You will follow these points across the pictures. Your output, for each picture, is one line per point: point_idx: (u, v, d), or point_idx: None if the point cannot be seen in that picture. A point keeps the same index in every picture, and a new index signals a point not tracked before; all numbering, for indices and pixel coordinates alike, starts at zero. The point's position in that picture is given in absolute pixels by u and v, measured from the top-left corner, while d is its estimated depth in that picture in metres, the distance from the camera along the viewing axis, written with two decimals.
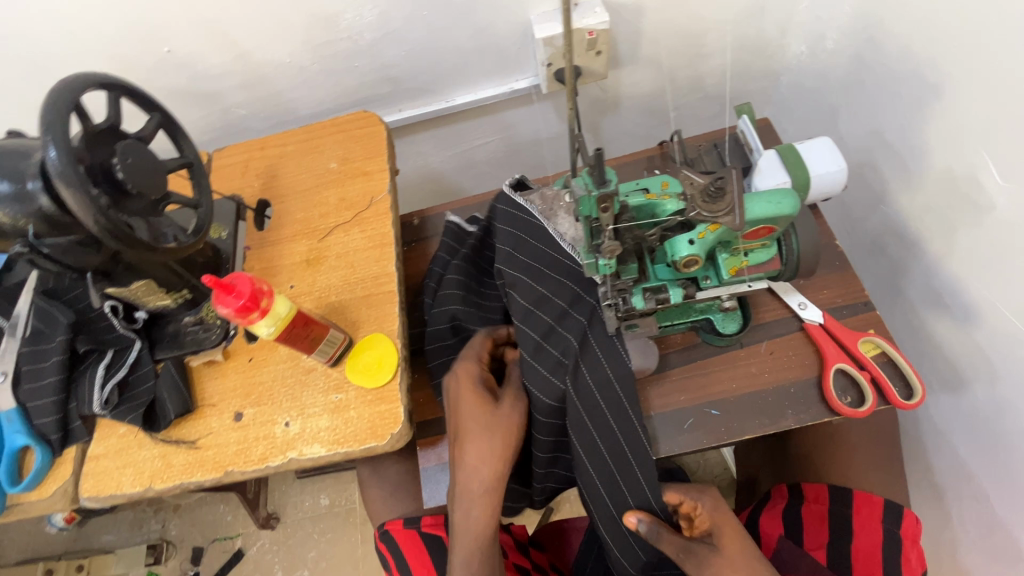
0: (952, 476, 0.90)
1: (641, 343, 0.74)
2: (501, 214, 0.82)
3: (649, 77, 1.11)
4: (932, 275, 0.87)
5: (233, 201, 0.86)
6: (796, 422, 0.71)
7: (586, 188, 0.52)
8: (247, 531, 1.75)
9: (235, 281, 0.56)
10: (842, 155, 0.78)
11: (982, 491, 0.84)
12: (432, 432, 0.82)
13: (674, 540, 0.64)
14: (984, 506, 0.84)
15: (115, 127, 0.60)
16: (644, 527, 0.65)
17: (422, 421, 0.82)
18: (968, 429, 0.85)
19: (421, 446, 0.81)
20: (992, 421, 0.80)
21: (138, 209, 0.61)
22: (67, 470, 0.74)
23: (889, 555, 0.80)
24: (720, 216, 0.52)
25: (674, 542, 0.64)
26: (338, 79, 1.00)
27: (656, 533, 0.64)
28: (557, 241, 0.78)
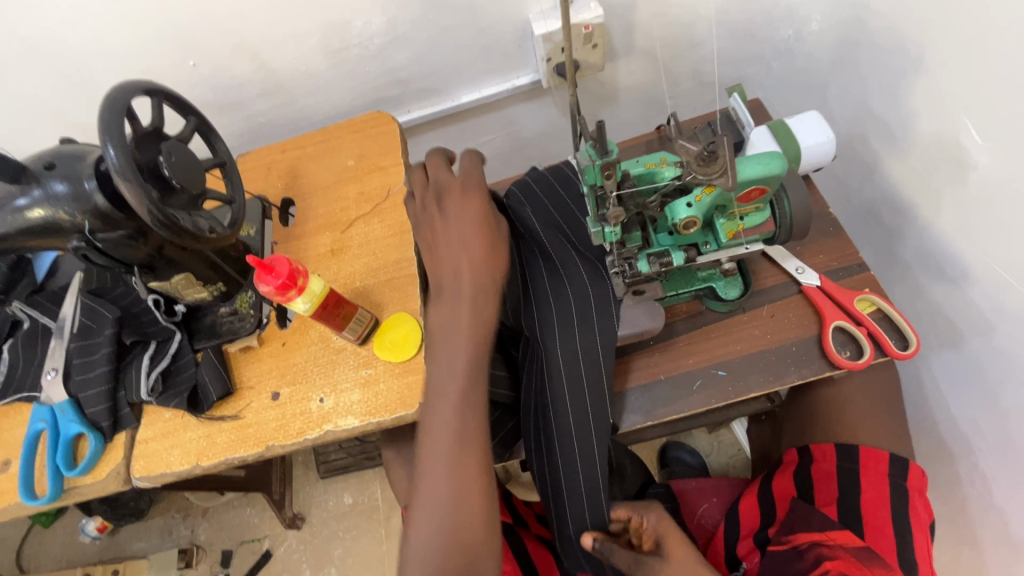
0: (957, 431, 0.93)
1: (646, 306, 0.77)
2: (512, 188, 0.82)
3: (644, 68, 1.16)
4: (924, 238, 0.91)
5: (259, 201, 0.92)
6: (799, 377, 0.75)
7: (590, 158, 0.57)
8: (274, 531, 1.80)
9: (274, 262, 0.62)
10: (830, 127, 0.83)
11: (986, 441, 0.87)
12: None
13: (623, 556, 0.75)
14: (989, 456, 0.87)
15: (159, 130, 0.66)
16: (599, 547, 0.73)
17: None
18: (969, 383, 0.89)
19: None
20: (991, 371, 0.84)
21: (181, 203, 0.67)
22: (118, 454, 0.79)
23: (900, 507, 0.83)
24: (715, 177, 0.56)
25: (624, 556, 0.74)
26: (351, 84, 1.06)
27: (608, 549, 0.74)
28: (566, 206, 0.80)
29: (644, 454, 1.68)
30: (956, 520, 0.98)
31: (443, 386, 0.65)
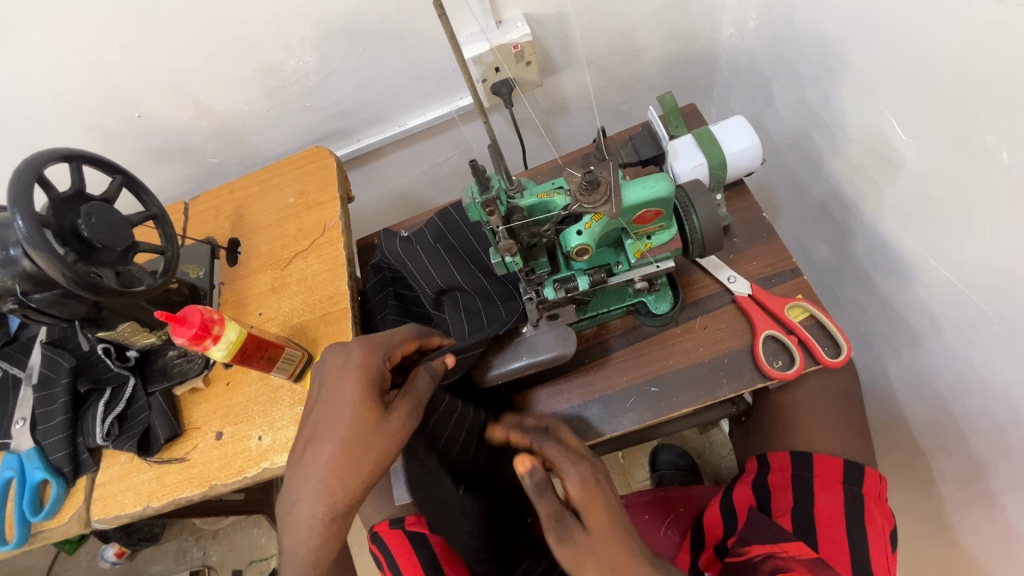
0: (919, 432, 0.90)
1: (558, 331, 0.76)
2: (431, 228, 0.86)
3: (589, 77, 1.16)
4: (871, 235, 0.89)
5: (207, 243, 0.94)
6: (732, 391, 0.74)
7: (472, 196, 0.57)
8: (279, 550, 1.85)
9: (187, 314, 0.64)
10: (754, 130, 0.82)
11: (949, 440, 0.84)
12: None
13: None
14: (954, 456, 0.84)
15: (81, 192, 0.69)
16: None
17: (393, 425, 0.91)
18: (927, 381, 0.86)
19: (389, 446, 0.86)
20: (945, 369, 0.81)
21: (107, 260, 0.70)
22: (80, 497, 0.83)
23: None
24: (598, 206, 0.56)
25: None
26: (296, 120, 1.09)
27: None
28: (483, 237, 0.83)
29: (636, 457, 1.65)
30: (931, 521, 0.95)
31: (332, 421, 0.61)
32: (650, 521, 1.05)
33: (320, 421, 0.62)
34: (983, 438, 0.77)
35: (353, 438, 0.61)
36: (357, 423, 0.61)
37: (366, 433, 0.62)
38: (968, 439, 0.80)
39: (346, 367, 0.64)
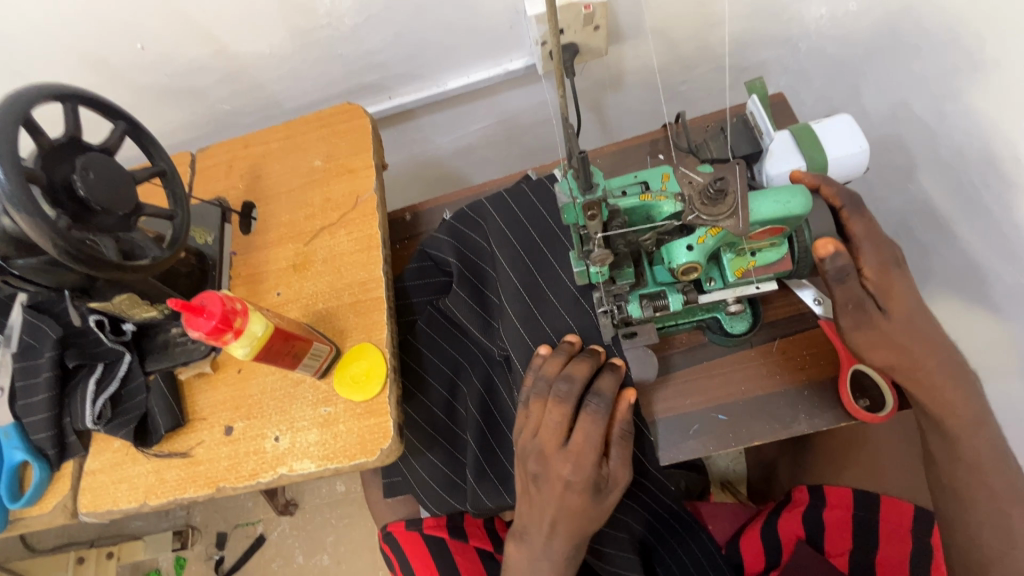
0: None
1: (639, 352, 0.68)
2: (502, 218, 0.76)
3: (654, 50, 1.03)
4: (961, 260, 0.80)
5: (218, 205, 0.82)
6: (810, 427, 0.67)
7: (571, 194, 0.48)
8: (267, 517, 1.75)
9: (205, 302, 0.54)
10: (863, 133, 0.71)
11: None
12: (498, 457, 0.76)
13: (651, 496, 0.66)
14: None
15: (76, 141, 0.57)
16: None
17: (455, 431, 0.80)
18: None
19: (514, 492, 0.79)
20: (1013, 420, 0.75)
21: (106, 225, 0.58)
22: (66, 484, 0.74)
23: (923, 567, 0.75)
24: (722, 219, 0.47)
25: None
26: (322, 69, 0.95)
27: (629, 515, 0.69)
28: (554, 230, 0.74)
29: None
30: None
31: (564, 514, 0.63)
32: None
33: (557, 514, 0.64)
34: None
35: (580, 526, 0.64)
36: (583, 513, 0.63)
37: (591, 520, 0.64)
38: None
39: (565, 482, 0.62)
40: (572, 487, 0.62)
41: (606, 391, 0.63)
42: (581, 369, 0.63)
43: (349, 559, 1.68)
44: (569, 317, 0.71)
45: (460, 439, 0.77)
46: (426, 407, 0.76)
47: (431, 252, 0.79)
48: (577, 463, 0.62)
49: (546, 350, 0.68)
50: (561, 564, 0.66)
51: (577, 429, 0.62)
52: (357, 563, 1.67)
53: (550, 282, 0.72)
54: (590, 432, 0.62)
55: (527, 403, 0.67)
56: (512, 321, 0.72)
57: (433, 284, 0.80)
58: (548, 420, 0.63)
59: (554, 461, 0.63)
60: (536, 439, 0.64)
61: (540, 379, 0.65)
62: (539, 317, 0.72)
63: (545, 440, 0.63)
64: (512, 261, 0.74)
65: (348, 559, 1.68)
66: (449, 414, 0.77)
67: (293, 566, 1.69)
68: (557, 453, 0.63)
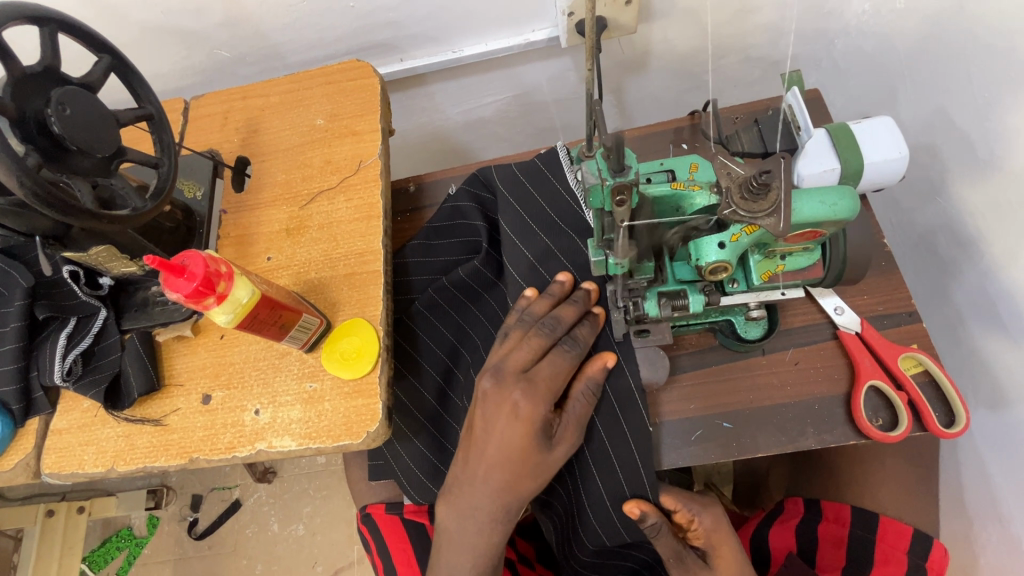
0: (959, 498, 0.82)
1: (650, 352, 0.64)
2: (510, 186, 0.71)
3: (684, 33, 0.97)
4: (985, 281, 0.77)
5: (208, 157, 0.77)
6: (817, 443, 0.64)
7: (599, 175, 0.43)
8: (243, 482, 1.72)
9: (186, 262, 0.49)
10: (904, 139, 0.67)
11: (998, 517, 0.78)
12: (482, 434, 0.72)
13: (669, 545, 0.65)
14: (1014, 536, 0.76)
15: (53, 71, 0.52)
16: (649, 519, 0.61)
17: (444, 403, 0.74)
18: (993, 452, 0.77)
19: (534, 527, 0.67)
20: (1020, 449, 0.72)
21: (82, 168, 0.53)
22: (29, 443, 0.69)
23: None
24: (760, 217, 0.43)
25: (669, 544, 0.64)
26: (331, 22, 0.89)
27: (657, 528, 0.63)
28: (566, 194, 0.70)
29: None
30: None
31: (503, 453, 0.57)
32: None
33: (495, 457, 0.58)
34: None
35: (516, 474, 0.58)
36: (527, 458, 0.57)
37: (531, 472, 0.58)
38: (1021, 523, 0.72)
39: (513, 404, 0.57)
40: (520, 411, 0.57)
41: (581, 338, 0.62)
42: (569, 312, 0.62)
43: (323, 531, 1.66)
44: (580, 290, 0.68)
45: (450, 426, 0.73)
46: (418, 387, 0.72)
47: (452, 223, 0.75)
48: (530, 388, 0.58)
49: (532, 292, 0.66)
50: (489, 522, 0.59)
51: (544, 362, 0.60)
52: (331, 535, 1.65)
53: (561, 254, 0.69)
54: (556, 369, 0.59)
55: (505, 336, 0.65)
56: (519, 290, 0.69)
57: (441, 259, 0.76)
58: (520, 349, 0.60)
59: (510, 382, 0.58)
60: (501, 362, 0.61)
61: (525, 315, 0.64)
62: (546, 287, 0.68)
63: (510, 363, 0.60)
64: (522, 231, 0.69)
65: (322, 531, 1.66)
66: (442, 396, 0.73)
67: (268, 534, 1.67)
68: (515, 376, 0.59)
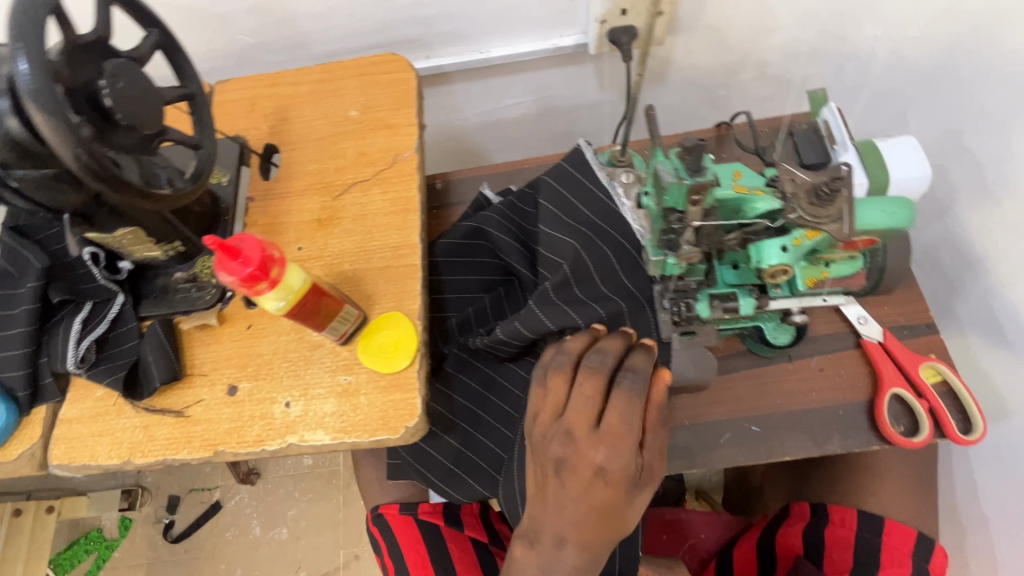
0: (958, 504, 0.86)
1: (696, 354, 0.61)
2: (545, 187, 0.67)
3: (706, 49, 1.00)
4: (992, 299, 0.81)
5: (236, 142, 0.76)
6: (842, 448, 0.66)
7: (677, 174, 0.43)
8: (225, 483, 1.66)
9: (241, 244, 0.47)
10: (927, 159, 0.70)
11: (995, 521, 0.81)
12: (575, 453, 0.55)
13: None
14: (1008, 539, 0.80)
15: (103, 42, 0.50)
16: None
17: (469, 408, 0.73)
18: (1000, 461, 0.80)
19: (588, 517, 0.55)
20: None
21: (126, 144, 0.51)
22: (35, 432, 0.65)
23: None
24: (824, 222, 0.45)
25: None
26: (362, 14, 0.88)
27: None
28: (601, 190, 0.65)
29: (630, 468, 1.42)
30: None
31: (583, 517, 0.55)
32: (668, 543, 1.00)
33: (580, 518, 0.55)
34: None
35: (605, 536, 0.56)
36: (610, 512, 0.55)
37: (591, 482, 0.54)
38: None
39: (594, 467, 0.54)
40: (605, 475, 0.54)
41: (641, 367, 0.57)
42: (615, 344, 0.59)
43: (308, 535, 1.61)
44: (622, 300, 0.63)
45: (493, 429, 0.71)
46: (461, 384, 0.72)
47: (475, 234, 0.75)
48: (613, 446, 0.54)
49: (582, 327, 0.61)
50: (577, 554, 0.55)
51: (611, 410, 0.56)
52: (317, 539, 1.60)
53: (599, 260, 0.64)
54: (625, 411, 0.55)
55: (545, 378, 0.61)
56: (547, 293, 0.63)
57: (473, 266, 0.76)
58: (578, 397, 0.57)
59: (585, 444, 0.55)
60: (562, 421, 0.58)
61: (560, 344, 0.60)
62: (585, 298, 0.63)
63: (576, 420, 0.56)
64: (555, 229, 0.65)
65: (307, 535, 1.61)
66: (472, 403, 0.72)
67: (249, 538, 1.61)
68: (587, 437, 0.56)
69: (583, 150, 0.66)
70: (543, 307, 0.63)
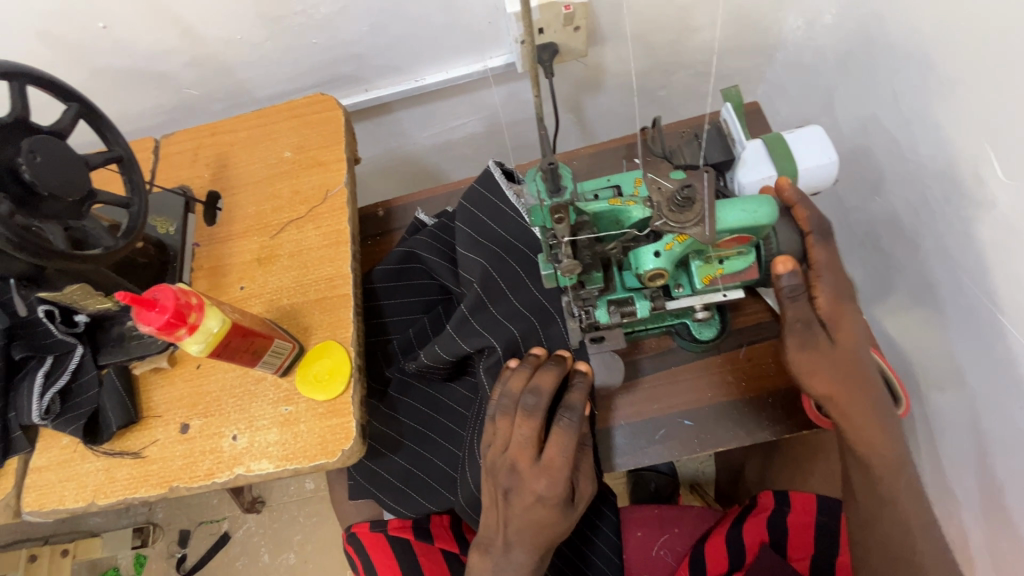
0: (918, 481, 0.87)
1: (606, 358, 0.69)
2: (460, 213, 0.73)
3: (634, 55, 1.02)
4: (924, 273, 0.80)
5: (180, 194, 0.79)
6: (773, 435, 0.68)
7: (538, 196, 0.49)
8: (233, 513, 1.60)
9: (158, 296, 0.53)
10: (833, 145, 0.72)
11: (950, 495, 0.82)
12: (515, 479, 0.63)
13: None
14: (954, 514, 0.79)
15: (24, 121, 0.55)
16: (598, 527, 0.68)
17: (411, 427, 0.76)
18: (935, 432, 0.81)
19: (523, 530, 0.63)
20: (959, 432, 0.76)
21: (53, 212, 0.56)
22: (9, 483, 0.70)
23: None
24: (689, 226, 0.48)
25: None
26: (296, 58, 0.93)
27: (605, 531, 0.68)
28: (508, 211, 0.72)
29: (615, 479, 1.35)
30: None
31: (525, 535, 0.63)
32: (645, 540, 0.97)
33: (523, 532, 0.63)
34: (999, 517, 0.70)
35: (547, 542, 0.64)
36: (551, 526, 0.63)
37: (531, 509, 0.62)
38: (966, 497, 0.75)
39: (538, 497, 0.61)
40: (544, 500, 0.61)
41: (577, 404, 0.62)
42: (549, 381, 0.62)
43: (316, 557, 1.55)
44: (533, 314, 0.69)
45: (439, 445, 0.76)
46: (406, 407, 0.76)
47: (408, 263, 0.79)
48: (550, 478, 0.61)
49: (514, 362, 0.67)
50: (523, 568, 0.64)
51: (549, 444, 0.61)
52: (324, 562, 1.54)
53: (510, 277, 0.70)
54: (562, 446, 0.61)
55: (495, 416, 0.65)
56: (466, 317, 0.69)
57: (412, 290, 0.79)
58: (519, 435, 0.62)
59: (529, 476, 0.62)
60: (507, 454, 0.63)
61: (504, 394, 0.64)
62: (500, 317, 0.69)
63: (517, 455, 0.62)
64: (472, 250, 0.72)
65: (316, 558, 1.55)
66: (415, 426, 0.76)
67: (259, 564, 1.55)
68: (530, 469, 0.62)
69: (490, 175, 0.72)
70: (461, 330, 0.69)
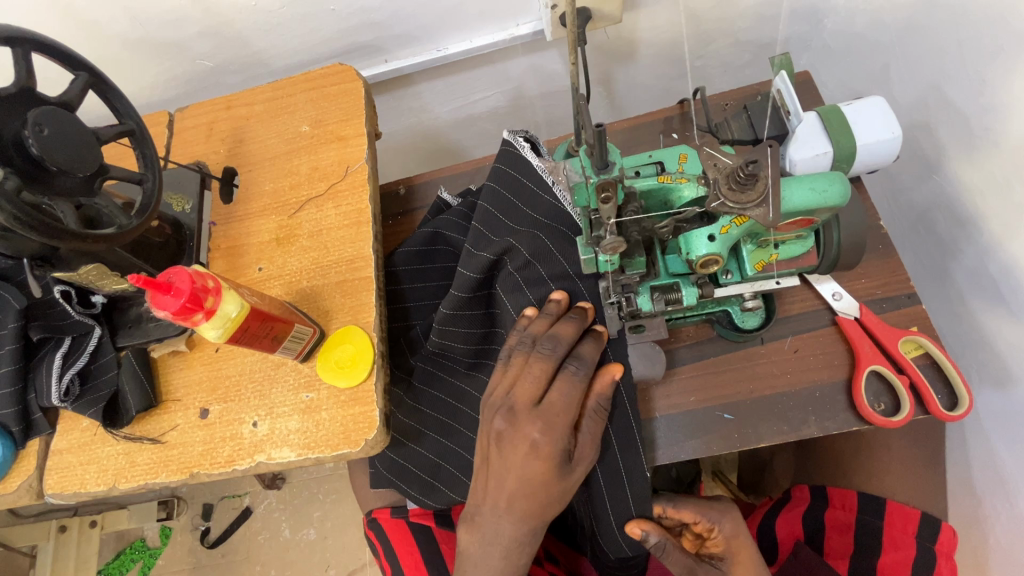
0: None
1: (646, 349, 0.66)
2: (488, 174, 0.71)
3: (671, 22, 0.95)
4: (986, 259, 0.74)
5: (196, 169, 0.75)
6: (819, 431, 0.64)
7: (585, 173, 0.47)
8: (254, 489, 1.62)
9: (172, 279, 0.50)
10: (896, 119, 0.66)
11: None
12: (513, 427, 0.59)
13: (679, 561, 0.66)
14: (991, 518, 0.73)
15: (28, 92, 0.51)
16: (651, 538, 0.63)
17: (438, 418, 0.73)
18: (981, 429, 0.75)
19: (512, 483, 0.58)
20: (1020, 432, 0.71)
21: (64, 188, 0.53)
22: (31, 464, 0.68)
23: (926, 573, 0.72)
24: (749, 207, 0.45)
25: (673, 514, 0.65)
26: (312, 26, 0.88)
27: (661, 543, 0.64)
28: (516, 156, 0.69)
29: None
30: None
31: (515, 490, 0.58)
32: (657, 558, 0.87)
33: (514, 488, 0.58)
34: None
35: (539, 507, 0.59)
36: (546, 485, 0.58)
37: (521, 463, 0.58)
38: (1012, 502, 0.70)
39: (531, 443, 0.57)
40: (538, 450, 0.57)
41: (586, 356, 0.61)
42: (568, 330, 0.61)
43: (335, 534, 1.56)
44: (537, 231, 0.67)
45: (464, 436, 0.73)
46: (431, 399, 0.73)
47: (433, 246, 0.76)
48: (547, 422, 0.58)
49: (532, 311, 0.66)
50: (513, 545, 0.60)
51: (553, 388, 0.59)
52: (343, 538, 1.55)
53: (502, 206, 0.68)
54: (566, 393, 0.59)
55: (508, 358, 0.64)
56: (472, 251, 0.68)
57: (440, 275, 0.76)
58: (526, 375, 0.60)
59: (524, 419, 0.58)
60: (509, 395, 0.61)
61: (523, 337, 0.63)
62: (495, 235, 0.68)
63: (519, 396, 0.60)
64: (487, 201, 0.69)
65: (334, 534, 1.56)
66: (439, 414, 0.73)
67: (280, 540, 1.57)
68: (528, 412, 0.59)
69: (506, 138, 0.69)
70: (467, 261, 0.68)
